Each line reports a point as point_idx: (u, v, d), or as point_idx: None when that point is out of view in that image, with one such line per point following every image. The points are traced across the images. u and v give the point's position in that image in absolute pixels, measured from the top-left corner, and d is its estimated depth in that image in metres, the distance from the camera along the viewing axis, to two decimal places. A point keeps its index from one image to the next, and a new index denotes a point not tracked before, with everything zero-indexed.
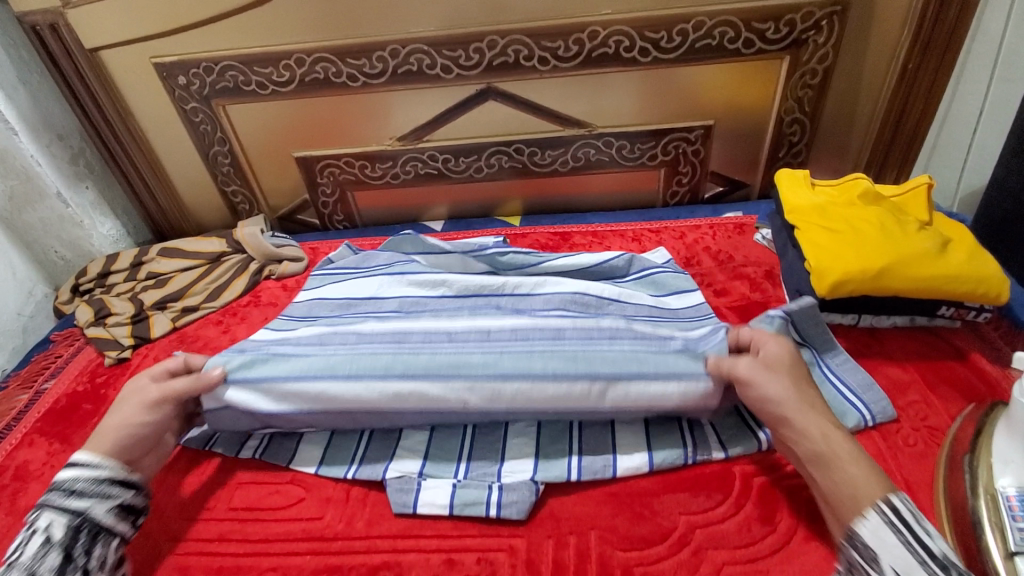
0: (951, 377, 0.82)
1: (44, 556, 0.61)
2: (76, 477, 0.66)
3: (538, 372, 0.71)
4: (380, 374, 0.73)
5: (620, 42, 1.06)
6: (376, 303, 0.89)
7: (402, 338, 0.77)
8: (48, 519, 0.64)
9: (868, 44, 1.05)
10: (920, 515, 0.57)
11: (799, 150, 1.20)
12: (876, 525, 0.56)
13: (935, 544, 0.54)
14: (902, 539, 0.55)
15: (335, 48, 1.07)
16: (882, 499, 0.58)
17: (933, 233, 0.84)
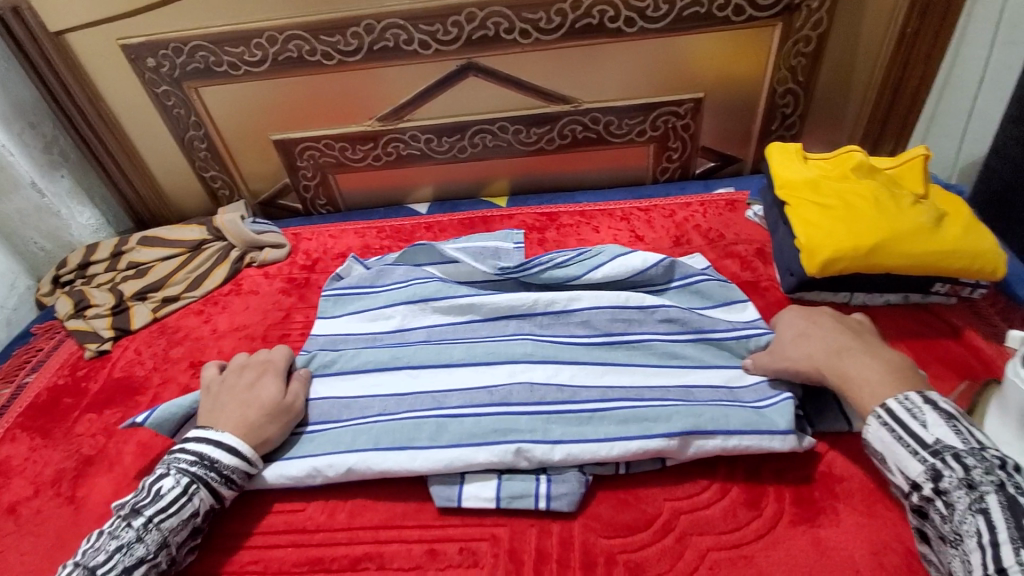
0: (945, 355, 0.80)
1: (182, 529, 0.66)
2: (234, 467, 0.70)
3: (557, 439, 0.72)
4: (426, 442, 0.73)
5: (604, 12, 1.01)
6: (402, 335, 0.88)
7: (398, 400, 0.79)
8: (199, 498, 0.67)
9: (863, 9, 1.01)
10: (920, 408, 0.56)
11: (792, 123, 1.16)
12: (875, 429, 0.57)
13: (929, 433, 0.54)
14: (894, 437, 0.56)
15: (307, 25, 1.03)
16: (880, 405, 0.58)
17: (929, 207, 0.81)
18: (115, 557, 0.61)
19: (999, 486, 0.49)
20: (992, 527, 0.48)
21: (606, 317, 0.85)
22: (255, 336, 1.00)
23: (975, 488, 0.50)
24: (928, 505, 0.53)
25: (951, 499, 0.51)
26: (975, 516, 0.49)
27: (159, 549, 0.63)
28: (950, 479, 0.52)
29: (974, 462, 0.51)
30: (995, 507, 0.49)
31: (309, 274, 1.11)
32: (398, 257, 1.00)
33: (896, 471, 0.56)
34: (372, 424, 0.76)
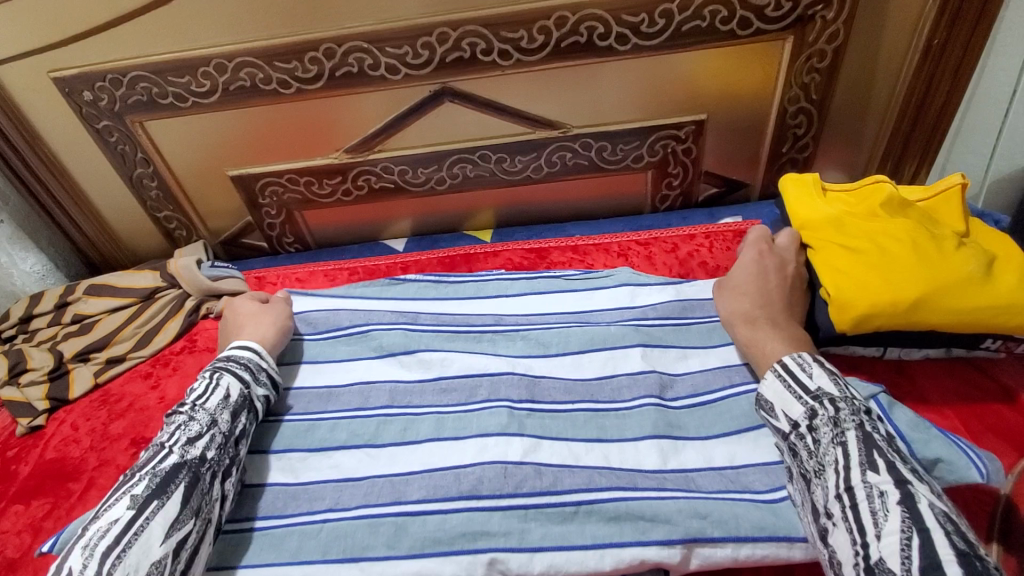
0: (997, 424, 0.69)
1: (226, 407, 0.67)
2: (249, 357, 0.75)
3: (537, 545, 0.63)
4: (382, 552, 0.64)
5: (594, 28, 0.90)
6: (365, 401, 0.80)
7: (371, 495, 0.69)
8: (231, 380, 0.70)
9: (882, 18, 0.89)
10: (807, 362, 0.63)
11: (805, 144, 1.04)
12: (770, 381, 0.64)
13: (812, 381, 0.61)
14: (782, 385, 0.63)
15: (260, 51, 0.92)
16: (777, 359, 0.66)
17: (975, 250, 0.70)
18: (176, 434, 0.63)
19: (859, 423, 0.56)
20: (848, 453, 0.55)
21: (592, 385, 0.78)
22: None
23: (839, 424, 0.57)
24: (800, 442, 0.60)
25: (819, 435, 0.58)
26: (835, 446, 0.56)
27: (212, 423, 0.65)
28: (819, 416, 0.59)
29: (842, 406, 0.58)
30: (852, 439, 0.55)
31: None
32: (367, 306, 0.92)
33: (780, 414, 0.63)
34: (359, 518, 0.66)
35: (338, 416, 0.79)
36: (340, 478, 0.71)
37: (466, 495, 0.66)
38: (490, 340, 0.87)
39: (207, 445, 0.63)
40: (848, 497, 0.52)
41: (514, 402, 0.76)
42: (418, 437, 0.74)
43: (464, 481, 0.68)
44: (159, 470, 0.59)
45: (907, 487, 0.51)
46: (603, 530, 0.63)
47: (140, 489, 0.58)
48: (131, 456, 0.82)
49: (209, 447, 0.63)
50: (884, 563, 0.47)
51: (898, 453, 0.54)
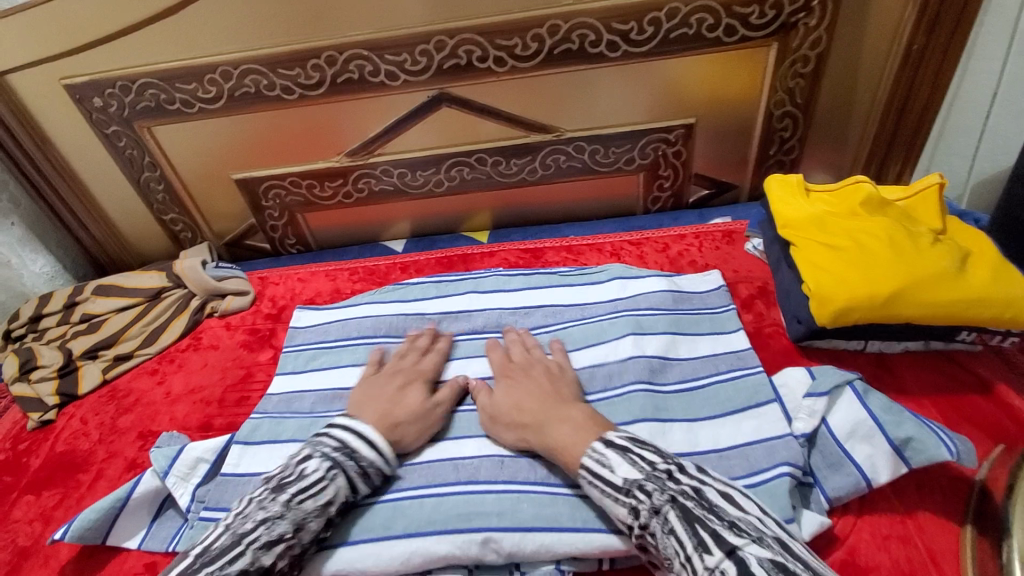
0: (973, 413, 0.72)
1: (317, 517, 0.62)
2: (372, 460, 0.67)
3: (529, 529, 0.65)
4: (380, 536, 0.66)
5: (585, 36, 0.93)
6: None
7: None
8: (338, 484, 0.64)
9: (863, 25, 0.93)
10: (603, 454, 0.60)
11: (792, 147, 1.07)
12: (585, 476, 0.61)
13: (617, 476, 0.58)
14: (597, 485, 0.60)
15: (265, 58, 0.95)
16: (577, 451, 0.63)
17: (950, 247, 0.73)
18: (261, 529, 0.58)
19: (672, 501, 0.54)
20: (680, 540, 0.51)
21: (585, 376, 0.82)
22: (212, 401, 0.90)
23: (660, 511, 0.54)
24: (646, 540, 0.56)
25: (653, 530, 0.54)
26: (668, 537, 0.52)
27: (299, 529, 0.60)
28: (643, 510, 0.55)
29: (655, 487, 0.56)
30: (676, 521, 0.52)
31: (274, 325, 1.03)
32: (374, 311, 0.98)
33: (614, 516, 0.59)
34: (361, 504, 0.69)
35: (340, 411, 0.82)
36: None
37: (463, 482, 0.70)
38: (488, 339, 0.91)
39: (278, 558, 0.58)
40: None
41: None
42: None
43: (461, 470, 0.71)
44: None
45: (737, 554, 0.47)
46: (594, 514, 0.66)
47: None
48: (138, 449, 0.85)
49: (281, 557, 0.58)
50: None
51: (713, 510, 0.52)
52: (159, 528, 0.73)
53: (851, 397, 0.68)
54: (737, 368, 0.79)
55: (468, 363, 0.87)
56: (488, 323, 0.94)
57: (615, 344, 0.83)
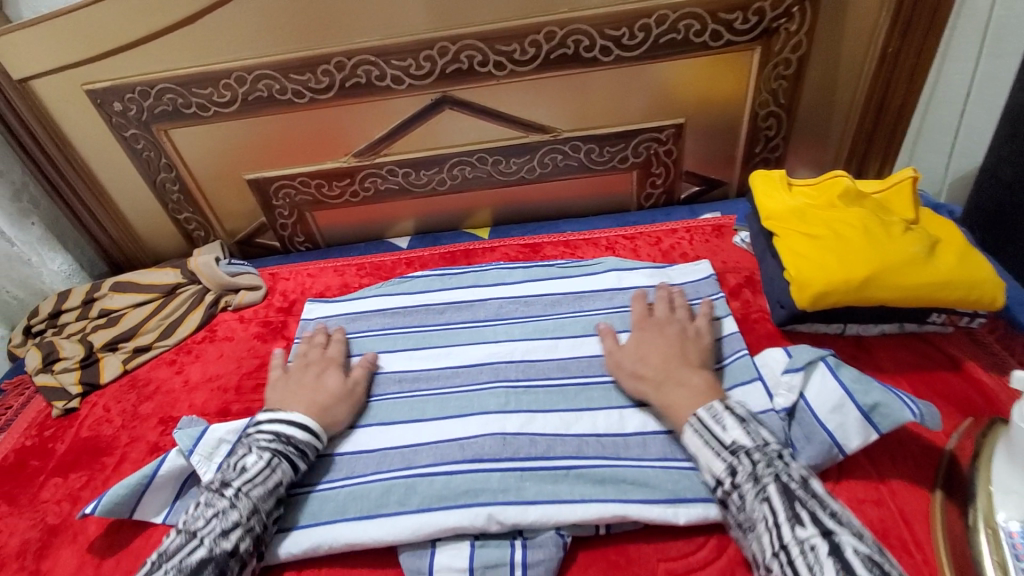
0: (944, 388, 0.77)
1: (270, 498, 0.69)
2: (305, 440, 0.74)
3: (531, 501, 0.71)
4: (395, 509, 0.72)
5: (580, 41, 0.99)
6: (373, 384, 0.89)
7: (385, 461, 0.77)
8: (282, 469, 0.70)
9: (842, 30, 0.99)
10: (719, 414, 0.67)
11: (776, 145, 1.13)
12: (691, 435, 0.67)
13: (727, 436, 0.64)
14: (702, 441, 0.66)
15: (277, 64, 1.01)
16: (689, 416, 0.69)
17: (920, 234, 0.78)
18: (213, 522, 0.64)
19: (776, 476, 0.60)
20: (774, 509, 0.57)
21: (583, 363, 0.88)
22: (229, 388, 0.95)
23: (760, 481, 0.60)
24: (728, 496, 0.62)
25: (743, 491, 0.61)
26: (761, 503, 0.59)
27: (251, 514, 0.66)
28: (743, 473, 0.61)
29: (763, 458, 0.62)
30: (775, 494, 0.58)
31: (286, 317, 1.08)
32: (383, 304, 1.04)
33: (705, 470, 0.65)
34: (380, 482, 0.75)
35: None
36: (354, 448, 0.80)
37: (470, 460, 0.75)
38: (490, 328, 0.96)
39: (240, 540, 0.64)
40: (784, 554, 0.55)
41: (513, 381, 0.86)
42: (425, 413, 0.83)
43: (468, 450, 0.76)
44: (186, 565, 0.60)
45: (832, 537, 0.54)
46: (591, 488, 0.72)
47: None
48: (160, 434, 0.90)
49: (241, 539, 0.64)
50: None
51: (816, 497, 0.58)
52: (182, 505, 0.77)
53: (823, 371, 0.73)
54: (724, 353, 0.85)
55: (474, 349, 0.92)
56: (492, 312, 1.00)
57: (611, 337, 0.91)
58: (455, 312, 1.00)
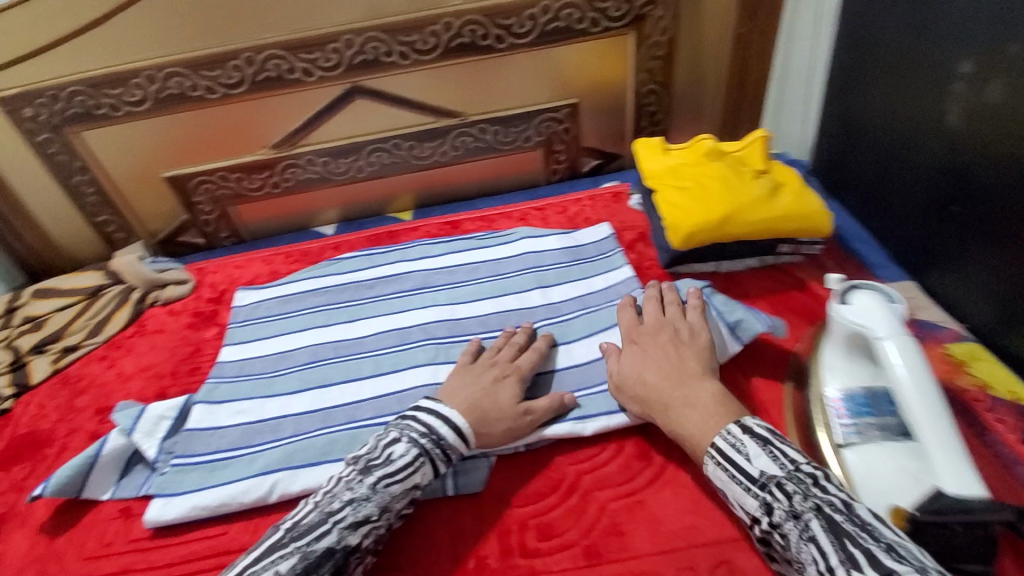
0: (794, 305, 0.93)
1: (402, 497, 0.66)
2: (457, 447, 0.70)
3: None
4: (336, 456, 0.79)
5: (475, 30, 1.09)
6: (310, 355, 0.96)
7: (328, 419, 0.84)
8: (424, 471, 0.68)
9: (700, 15, 1.15)
10: (741, 441, 0.62)
11: (659, 119, 1.29)
12: (713, 469, 0.63)
13: (753, 466, 0.60)
14: (728, 474, 0.61)
15: (188, 61, 1.06)
16: (710, 444, 0.64)
17: (766, 180, 0.94)
18: (347, 509, 0.63)
19: (818, 510, 0.55)
20: (823, 551, 0.52)
21: (501, 318, 0.98)
22: (165, 376, 0.99)
23: (800, 517, 0.55)
24: (768, 536, 0.58)
25: (784, 530, 0.56)
26: (807, 544, 0.54)
27: (383, 513, 0.65)
28: (780, 511, 0.57)
29: (796, 489, 0.57)
30: (821, 532, 0.53)
31: (216, 306, 1.11)
32: (312, 285, 1.09)
33: (738, 506, 0.61)
34: (322, 435, 0.81)
35: (291, 369, 0.94)
36: (296, 411, 0.86)
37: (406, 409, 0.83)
38: (416, 296, 1.04)
39: (365, 536, 0.63)
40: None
41: (439, 339, 0.95)
42: (363, 373, 0.90)
43: (405, 401, 0.84)
44: (312, 552, 0.59)
45: None
46: None
47: (285, 567, 0.58)
48: (99, 422, 0.93)
49: (366, 536, 0.63)
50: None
51: (866, 529, 0.52)
52: (128, 481, 0.83)
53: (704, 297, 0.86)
54: (622, 296, 0.97)
55: (403, 316, 1.00)
56: (416, 282, 1.07)
57: (525, 293, 1.01)
58: (384, 286, 1.07)
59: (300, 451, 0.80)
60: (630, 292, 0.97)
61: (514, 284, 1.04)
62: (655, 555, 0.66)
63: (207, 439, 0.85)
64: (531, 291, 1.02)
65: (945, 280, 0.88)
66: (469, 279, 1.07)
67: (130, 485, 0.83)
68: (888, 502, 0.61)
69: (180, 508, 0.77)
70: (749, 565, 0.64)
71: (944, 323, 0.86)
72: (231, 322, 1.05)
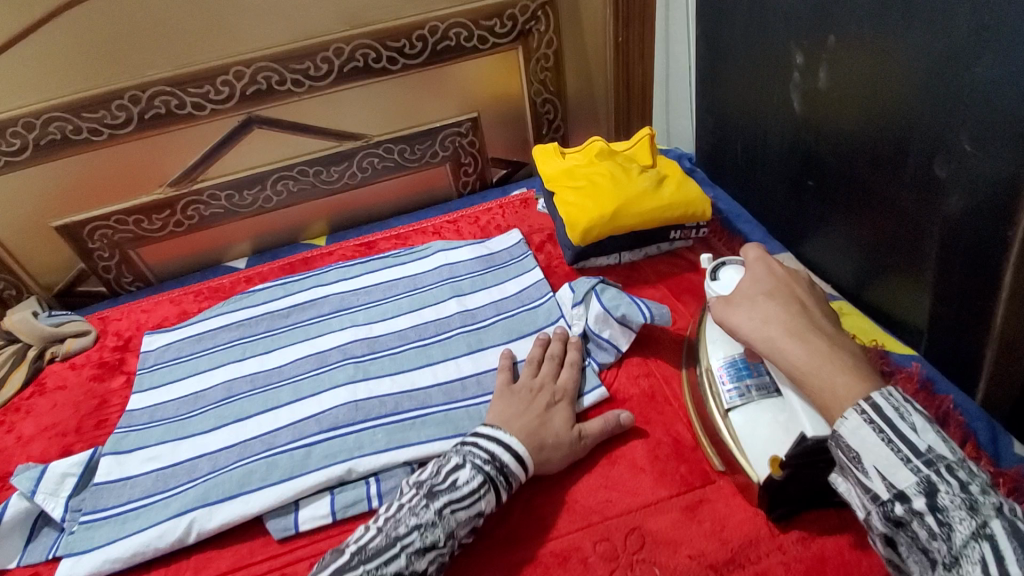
0: (689, 286, 1.00)
1: (466, 524, 0.66)
2: (516, 473, 0.71)
3: (382, 447, 0.80)
4: (257, 485, 0.78)
5: (367, 54, 1.12)
6: (225, 391, 0.94)
7: (244, 450, 0.83)
8: (489, 499, 0.68)
9: (580, 27, 1.23)
10: (905, 407, 0.49)
11: (558, 126, 1.35)
12: (857, 425, 0.50)
13: (920, 440, 0.48)
14: (883, 438, 0.49)
15: (65, 105, 1.03)
16: (861, 399, 0.51)
17: (652, 174, 1.02)
18: (415, 534, 0.62)
19: (1001, 511, 0.43)
20: (998, 548, 0.41)
21: (419, 330, 0.99)
22: (70, 432, 0.94)
23: (978, 511, 0.43)
24: (914, 519, 0.46)
25: (948, 523, 0.44)
26: (977, 541, 0.42)
27: (449, 538, 0.64)
28: (947, 496, 0.45)
29: (971, 479, 0.45)
30: (1002, 536, 0.41)
31: (123, 353, 1.07)
32: (224, 320, 1.07)
33: (876, 478, 0.49)
34: (240, 468, 0.80)
35: (206, 408, 0.92)
36: (213, 448, 0.85)
37: (325, 430, 0.83)
38: (334, 319, 1.04)
39: (431, 563, 0.62)
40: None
41: (358, 357, 0.95)
42: (280, 401, 0.90)
43: (324, 421, 0.84)
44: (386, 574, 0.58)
45: None
46: (433, 430, 0.83)
47: None
48: None
49: (431, 563, 0.62)
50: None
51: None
52: (35, 546, 0.78)
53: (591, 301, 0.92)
54: (533, 298, 1.02)
55: (321, 341, 1.00)
56: (332, 305, 1.07)
57: (441, 305, 1.03)
58: (299, 313, 1.07)
59: (217, 488, 0.78)
60: (540, 294, 1.02)
61: (430, 297, 1.06)
62: (574, 532, 0.71)
63: (116, 490, 0.82)
64: (447, 301, 1.04)
65: (814, 246, 0.99)
66: (386, 296, 1.08)
67: (36, 550, 0.78)
68: (772, 452, 0.64)
69: (92, 564, 0.74)
70: (656, 526, 0.70)
71: (815, 285, 0.98)
72: (138, 368, 1.01)
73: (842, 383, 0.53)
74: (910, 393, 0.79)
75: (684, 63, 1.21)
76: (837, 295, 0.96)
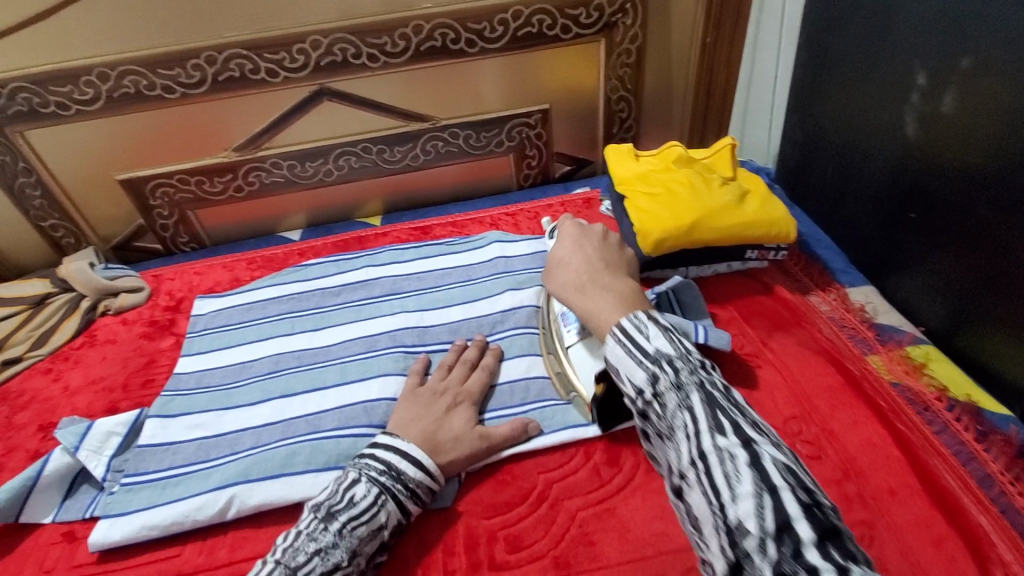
0: (761, 309, 0.94)
1: (370, 540, 0.65)
2: (419, 480, 0.69)
3: None
4: (299, 469, 0.76)
5: (446, 34, 1.09)
6: (273, 365, 0.92)
7: (288, 429, 0.81)
8: (389, 510, 0.66)
9: (669, 24, 1.16)
10: (644, 324, 0.57)
11: (630, 125, 1.29)
12: (612, 348, 0.58)
13: (649, 345, 0.55)
14: (625, 353, 0.56)
15: (143, 59, 1.02)
16: (615, 326, 0.59)
17: (733, 188, 0.95)
18: (315, 560, 0.60)
19: (701, 385, 0.50)
20: (694, 417, 0.48)
21: (471, 326, 0.95)
22: (116, 388, 0.94)
23: (682, 388, 0.51)
24: (650, 409, 0.53)
25: (700, 467, 0.47)
26: (681, 410, 0.50)
27: (353, 557, 0.62)
28: (664, 382, 0.52)
29: (684, 366, 0.52)
30: (697, 404, 0.49)
31: (173, 315, 1.06)
32: (274, 292, 1.06)
33: (625, 382, 0.56)
34: (283, 447, 0.78)
35: (252, 380, 0.90)
36: (257, 424, 0.83)
37: (372, 420, 0.80)
38: (385, 303, 1.02)
39: None
40: (700, 463, 0.46)
41: (407, 347, 0.92)
42: (326, 382, 0.87)
43: (373, 413, 0.81)
44: None
45: (753, 447, 0.45)
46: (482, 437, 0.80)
47: None
48: (41, 440, 0.88)
49: None
50: (743, 528, 0.42)
51: (738, 406, 0.49)
52: (73, 502, 0.79)
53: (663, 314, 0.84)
54: None
55: (371, 324, 0.97)
56: (384, 288, 1.05)
57: (495, 300, 0.99)
58: (349, 294, 1.04)
59: (258, 467, 0.77)
60: None
61: (484, 289, 1.02)
62: (623, 562, 0.67)
63: (157, 455, 0.81)
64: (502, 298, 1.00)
65: (902, 283, 0.92)
66: (438, 285, 1.05)
67: (74, 506, 0.78)
68: None
69: (128, 528, 0.73)
70: None
71: (902, 326, 0.90)
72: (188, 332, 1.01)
73: (572, 253, 0.77)
74: (1009, 459, 0.72)
75: (773, 71, 1.14)
76: (925, 339, 0.89)
